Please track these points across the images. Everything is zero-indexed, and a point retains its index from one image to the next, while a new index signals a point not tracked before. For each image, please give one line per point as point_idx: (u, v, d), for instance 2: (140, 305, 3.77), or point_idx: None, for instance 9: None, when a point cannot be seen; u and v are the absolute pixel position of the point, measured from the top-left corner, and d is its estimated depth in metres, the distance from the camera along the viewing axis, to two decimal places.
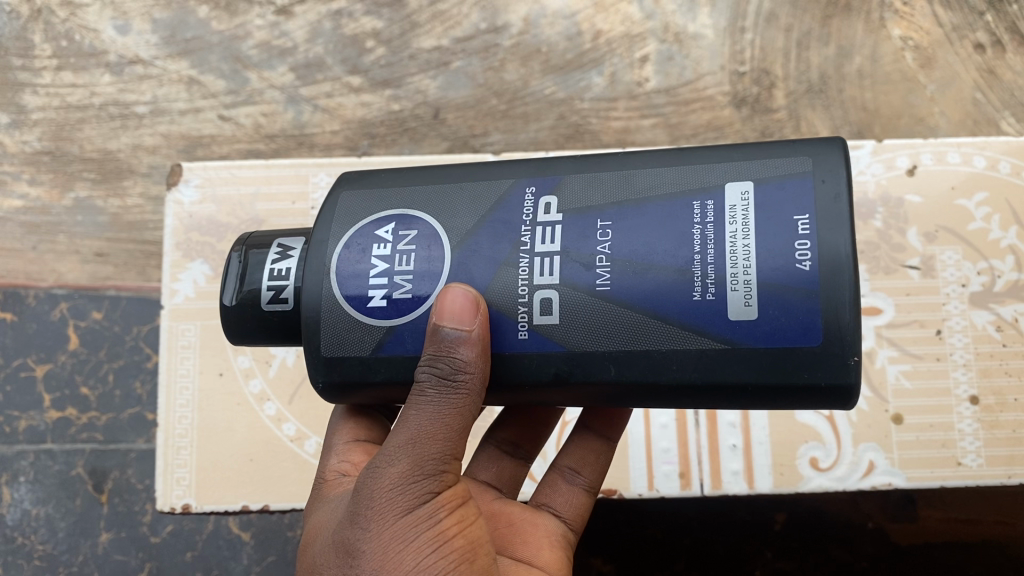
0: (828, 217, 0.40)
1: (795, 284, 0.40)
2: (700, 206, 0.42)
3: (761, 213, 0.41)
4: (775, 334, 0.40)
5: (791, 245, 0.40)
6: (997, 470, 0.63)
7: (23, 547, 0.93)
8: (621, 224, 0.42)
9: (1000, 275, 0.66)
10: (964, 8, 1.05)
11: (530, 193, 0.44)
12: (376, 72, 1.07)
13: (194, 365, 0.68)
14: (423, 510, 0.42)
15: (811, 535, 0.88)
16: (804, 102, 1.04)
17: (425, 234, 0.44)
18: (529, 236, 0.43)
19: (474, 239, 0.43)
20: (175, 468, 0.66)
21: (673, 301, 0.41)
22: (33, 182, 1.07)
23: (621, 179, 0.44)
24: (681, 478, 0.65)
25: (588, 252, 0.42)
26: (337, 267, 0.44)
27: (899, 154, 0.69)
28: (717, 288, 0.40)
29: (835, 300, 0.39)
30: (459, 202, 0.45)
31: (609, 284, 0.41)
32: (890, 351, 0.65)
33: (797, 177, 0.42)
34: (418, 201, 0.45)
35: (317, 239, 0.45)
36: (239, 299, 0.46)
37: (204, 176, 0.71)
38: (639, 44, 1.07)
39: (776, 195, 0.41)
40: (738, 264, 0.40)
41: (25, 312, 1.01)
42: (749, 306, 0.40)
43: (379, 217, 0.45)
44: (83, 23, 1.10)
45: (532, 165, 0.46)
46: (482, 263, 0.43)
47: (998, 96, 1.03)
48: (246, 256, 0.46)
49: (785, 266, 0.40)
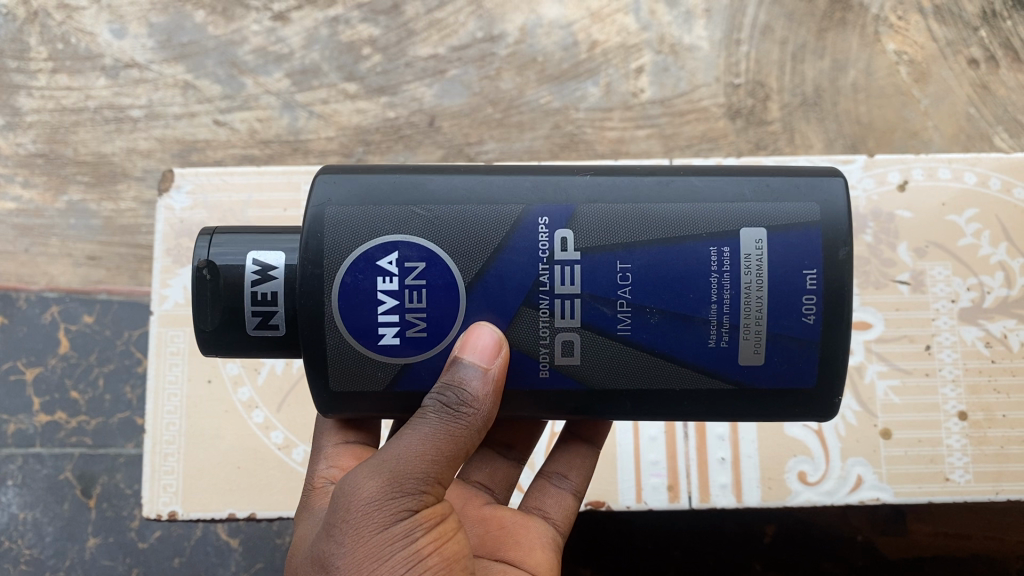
0: (833, 271, 0.42)
1: (801, 336, 0.43)
2: (717, 253, 0.42)
3: (774, 264, 0.42)
4: (777, 378, 0.43)
5: (799, 299, 0.42)
6: (984, 485, 0.64)
7: (10, 551, 0.92)
8: (640, 267, 0.42)
9: (989, 291, 0.66)
10: (958, 23, 1.05)
11: (543, 224, 0.43)
12: (372, 79, 1.07)
13: (182, 371, 0.68)
14: (399, 528, 0.41)
15: (801, 549, 0.88)
16: (798, 115, 1.04)
17: (434, 267, 0.43)
18: (548, 276, 0.43)
19: (488, 273, 0.43)
20: (162, 475, 0.66)
21: (688, 348, 0.43)
22: (26, 185, 1.07)
23: (636, 215, 0.43)
24: (670, 491, 0.65)
25: (609, 296, 0.42)
26: (339, 300, 0.43)
27: (890, 169, 0.69)
28: (730, 336, 0.42)
29: (833, 350, 0.43)
30: (467, 228, 0.43)
31: (629, 328, 0.42)
32: (880, 366, 0.66)
33: (807, 227, 0.43)
34: (420, 225, 0.43)
35: (312, 268, 0.43)
36: (220, 321, 0.45)
37: (197, 182, 0.71)
38: (635, 56, 1.07)
39: (790, 248, 0.42)
40: (751, 314, 0.42)
41: (16, 315, 1.00)
42: (757, 354, 0.43)
43: (379, 244, 0.43)
44: (79, 26, 1.10)
45: (542, 185, 0.45)
46: (498, 300, 0.43)
47: (992, 111, 1.03)
48: (221, 276, 0.45)
49: (793, 319, 0.42)
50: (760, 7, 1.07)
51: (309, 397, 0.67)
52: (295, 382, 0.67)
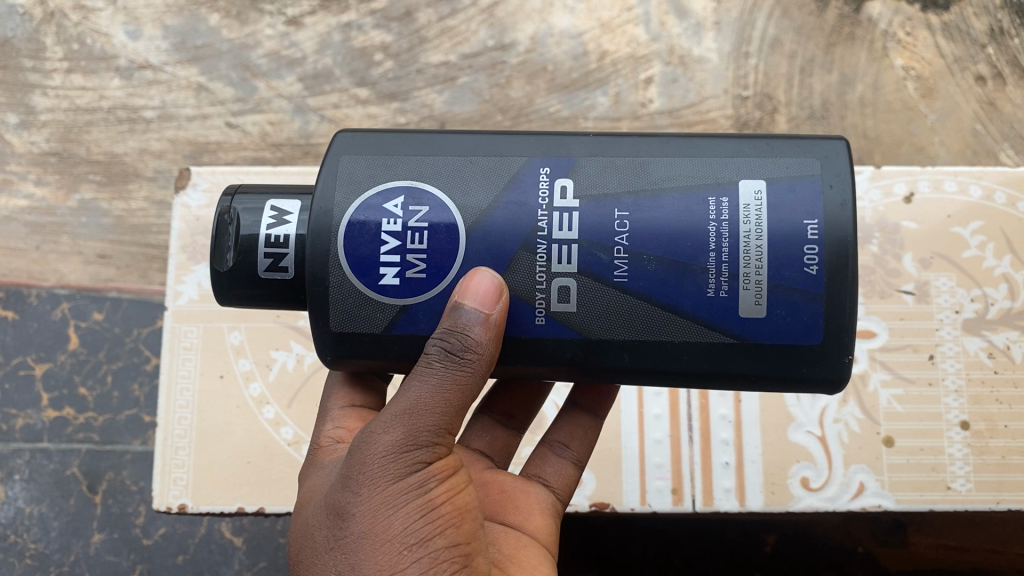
0: (832, 223, 0.43)
1: (803, 286, 0.43)
2: (715, 202, 0.43)
3: (772, 216, 0.43)
4: (780, 332, 0.43)
5: (800, 250, 0.43)
6: (986, 495, 0.64)
7: (15, 545, 0.93)
8: (637, 216, 0.44)
9: (993, 302, 0.67)
10: (966, 40, 1.07)
11: (545, 174, 0.45)
12: (383, 85, 1.09)
13: (195, 366, 0.69)
14: (413, 478, 0.42)
15: (801, 560, 0.88)
16: (805, 128, 1.05)
17: (436, 210, 0.44)
18: (546, 222, 0.44)
19: (489, 218, 0.44)
20: (173, 468, 0.67)
21: (687, 296, 0.43)
22: (39, 183, 1.08)
23: (635, 169, 0.45)
24: (674, 494, 0.66)
25: (606, 242, 0.43)
26: (345, 240, 0.44)
27: (896, 181, 0.70)
28: (730, 285, 0.43)
29: (837, 303, 0.43)
30: (472, 178, 0.45)
31: (626, 275, 0.43)
32: (883, 375, 0.66)
33: (807, 180, 0.44)
34: (428, 173, 0.45)
35: (322, 211, 0.45)
36: (236, 263, 0.46)
37: (213, 181, 0.72)
38: (644, 67, 1.08)
39: (788, 199, 0.43)
40: (751, 263, 0.43)
41: (27, 311, 1.01)
42: (759, 305, 0.43)
43: (386, 189, 0.45)
44: (95, 27, 1.12)
45: (543, 141, 0.46)
46: (497, 242, 0.44)
47: (998, 128, 1.05)
48: (239, 217, 0.47)
49: (794, 270, 0.43)
50: (769, 20, 1.08)
51: (318, 393, 0.68)
52: (306, 379, 0.68)
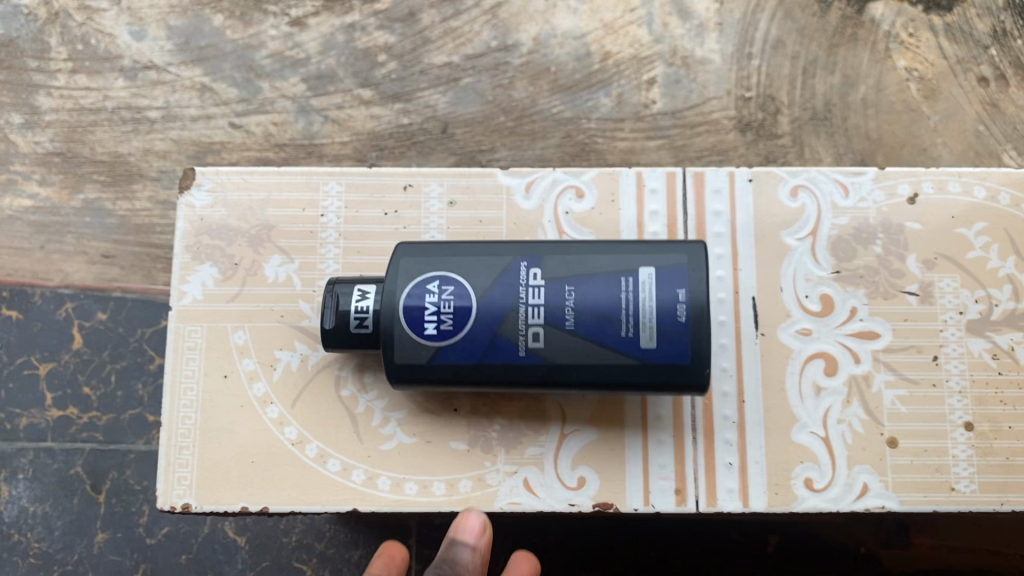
0: (697, 287, 0.58)
1: (681, 328, 0.58)
2: (626, 279, 0.59)
3: (659, 285, 0.59)
4: (672, 356, 0.58)
5: (676, 304, 0.58)
6: (990, 496, 0.64)
7: (19, 544, 0.93)
8: (580, 288, 0.60)
9: (997, 303, 0.67)
10: (968, 41, 1.07)
11: (523, 264, 0.61)
12: (387, 85, 1.09)
13: (200, 366, 0.69)
14: None
15: (802, 561, 0.88)
16: (807, 130, 1.06)
17: (459, 286, 0.60)
18: (524, 292, 0.60)
19: (490, 292, 0.60)
20: (176, 468, 0.67)
21: (610, 338, 0.58)
22: (43, 183, 1.09)
23: (577, 260, 0.61)
24: (677, 494, 0.65)
25: (559, 305, 0.59)
26: (405, 304, 0.60)
27: (900, 182, 0.70)
28: (634, 329, 0.58)
29: (702, 336, 0.58)
30: (479, 265, 0.61)
31: (574, 325, 0.59)
32: (887, 375, 0.66)
33: (679, 263, 0.59)
34: (451, 263, 0.62)
35: (387, 286, 0.61)
36: (335, 326, 0.62)
37: (217, 180, 0.72)
38: (647, 68, 1.08)
39: (668, 275, 0.59)
40: (649, 315, 0.58)
41: (31, 311, 1.02)
42: (654, 340, 0.58)
43: (426, 273, 0.61)
44: (99, 28, 1.12)
45: (517, 246, 0.62)
46: (496, 305, 0.60)
47: (1000, 129, 1.05)
48: (337, 294, 0.63)
49: (673, 316, 0.58)
50: (772, 21, 1.08)
51: (323, 393, 0.68)
52: (310, 379, 0.68)
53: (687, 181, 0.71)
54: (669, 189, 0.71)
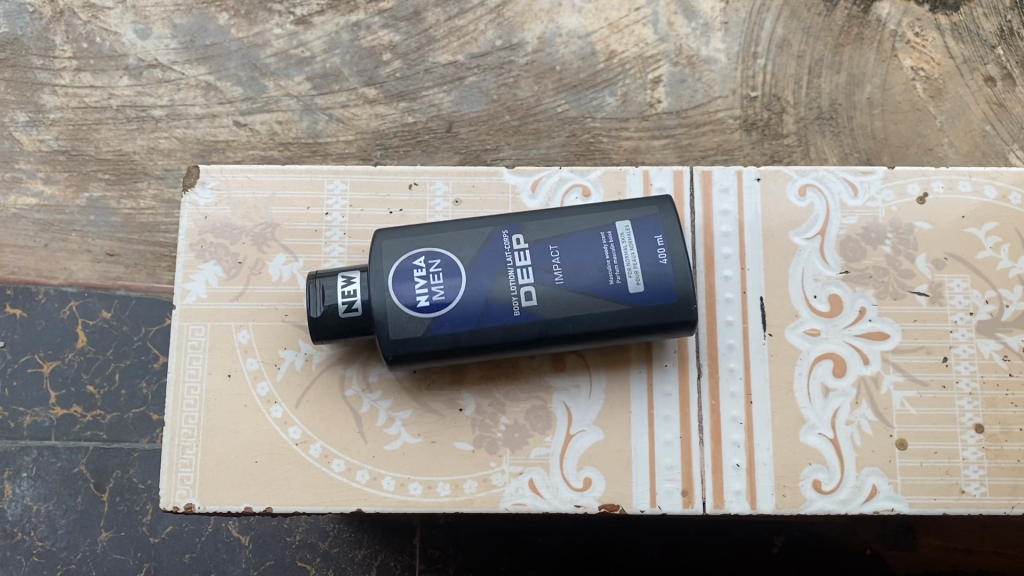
0: (674, 233, 0.61)
1: (665, 271, 0.59)
2: (607, 235, 0.61)
3: (639, 235, 0.61)
4: (660, 300, 0.60)
5: (656, 251, 0.60)
6: (1000, 499, 0.64)
7: (22, 542, 0.93)
8: (563, 249, 0.61)
9: (1008, 304, 0.66)
10: (975, 40, 1.06)
11: (505, 235, 0.62)
12: (391, 84, 1.09)
13: (203, 365, 0.68)
14: None
15: (808, 562, 0.87)
16: (813, 129, 1.05)
17: (447, 261, 0.60)
18: (510, 259, 0.61)
19: (476, 260, 0.60)
20: (179, 467, 0.66)
21: (599, 289, 0.59)
22: (48, 181, 1.09)
23: (558, 226, 0.62)
24: (684, 496, 0.65)
25: (546, 264, 0.60)
26: (392, 282, 0.60)
27: (910, 181, 0.69)
28: (622, 277, 0.59)
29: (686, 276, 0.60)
30: (462, 240, 0.62)
31: (563, 279, 0.60)
32: (896, 376, 0.66)
33: (654, 214, 0.62)
34: (434, 241, 0.62)
35: (371, 268, 0.61)
36: (323, 314, 0.61)
37: (222, 178, 0.72)
38: (653, 67, 1.08)
39: (646, 226, 0.61)
40: (635, 264, 0.60)
41: (35, 309, 1.01)
42: (640, 285, 0.59)
43: (411, 254, 0.61)
44: (104, 26, 1.12)
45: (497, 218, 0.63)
46: (483, 271, 0.60)
47: (1007, 129, 1.04)
48: (321, 286, 0.61)
49: (657, 260, 0.60)
50: (778, 20, 1.07)
51: (326, 393, 0.68)
52: (313, 378, 0.68)
53: (695, 181, 0.70)
54: (677, 188, 0.70)
